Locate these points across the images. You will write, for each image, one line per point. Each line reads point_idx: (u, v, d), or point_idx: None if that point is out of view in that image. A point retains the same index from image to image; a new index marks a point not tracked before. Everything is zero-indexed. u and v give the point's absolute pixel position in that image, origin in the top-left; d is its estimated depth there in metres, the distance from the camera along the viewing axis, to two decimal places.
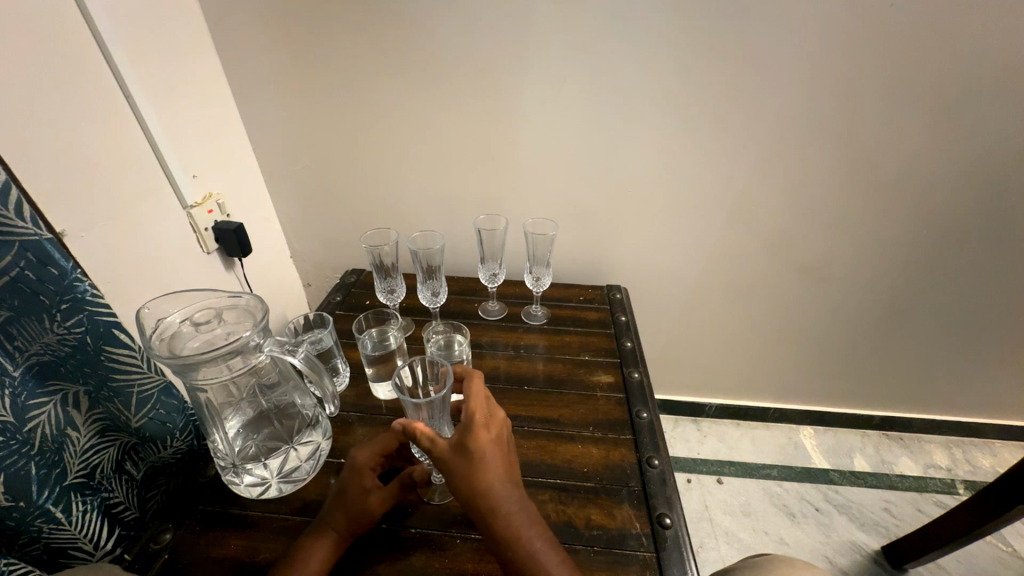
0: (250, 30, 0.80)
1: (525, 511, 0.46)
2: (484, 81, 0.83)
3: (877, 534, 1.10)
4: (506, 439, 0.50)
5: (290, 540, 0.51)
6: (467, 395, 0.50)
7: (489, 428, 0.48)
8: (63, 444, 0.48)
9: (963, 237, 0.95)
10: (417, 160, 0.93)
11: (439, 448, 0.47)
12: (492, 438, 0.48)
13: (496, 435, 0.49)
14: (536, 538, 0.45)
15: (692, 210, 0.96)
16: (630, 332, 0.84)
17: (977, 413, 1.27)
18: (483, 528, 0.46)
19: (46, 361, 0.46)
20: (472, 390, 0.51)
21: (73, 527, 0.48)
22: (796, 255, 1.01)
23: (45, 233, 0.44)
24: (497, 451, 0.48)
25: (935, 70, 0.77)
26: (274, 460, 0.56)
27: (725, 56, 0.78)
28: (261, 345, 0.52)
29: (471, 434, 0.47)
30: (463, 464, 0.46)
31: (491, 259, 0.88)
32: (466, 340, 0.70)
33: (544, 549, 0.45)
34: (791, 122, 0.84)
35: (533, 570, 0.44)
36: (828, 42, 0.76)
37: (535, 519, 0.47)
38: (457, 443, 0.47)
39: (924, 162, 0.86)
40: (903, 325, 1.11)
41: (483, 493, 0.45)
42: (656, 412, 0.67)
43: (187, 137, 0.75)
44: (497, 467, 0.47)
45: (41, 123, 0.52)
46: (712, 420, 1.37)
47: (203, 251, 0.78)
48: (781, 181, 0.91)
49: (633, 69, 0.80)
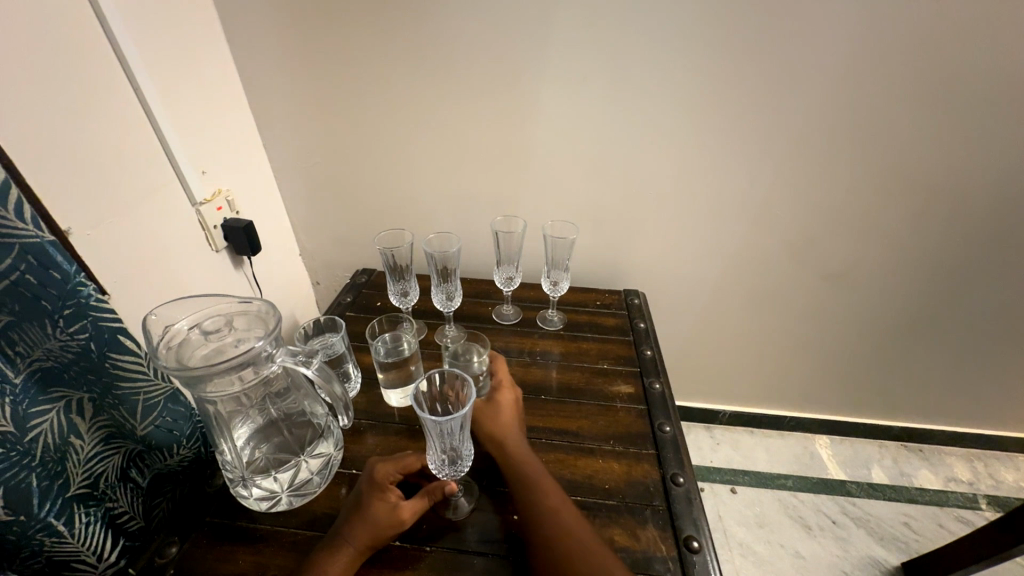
0: (261, 21, 0.77)
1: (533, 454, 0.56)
2: (503, 76, 0.80)
3: (896, 550, 1.08)
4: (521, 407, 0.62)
5: (300, 556, 0.49)
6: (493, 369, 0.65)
7: (514, 392, 0.62)
8: (65, 454, 0.46)
9: (999, 247, 0.91)
10: (431, 159, 0.90)
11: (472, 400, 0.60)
12: (511, 397, 0.61)
13: (515, 397, 0.62)
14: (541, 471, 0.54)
15: (715, 214, 0.93)
16: (650, 339, 0.81)
17: (1001, 426, 1.24)
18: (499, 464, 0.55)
19: (48, 368, 0.44)
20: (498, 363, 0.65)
21: (76, 540, 0.46)
22: (822, 262, 0.97)
23: (46, 234, 0.41)
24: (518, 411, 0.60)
25: (982, 71, 0.72)
26: (284, 473, 0.53)
27: (757, 53, 0.74)
28: (273, 355, 0.49)
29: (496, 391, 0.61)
30: (488, 410, 0.59)
31: (506, 261, 0.85)
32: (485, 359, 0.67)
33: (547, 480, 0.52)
34: (824, 124, 0.80)
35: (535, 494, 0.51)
36: (868, 40, 0.72)
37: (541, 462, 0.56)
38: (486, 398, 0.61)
39: (961, 168, 0.82)
40: (928, 335, 1.07)
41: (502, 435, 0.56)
42: (679, 425, 0.65)
43: (197, 133, 0.72)
44: (514, 421, 0.59)
45: (48, 120, 0.49)
46: (725, 428, 1.35)
47: (212, 248, 0.75)
48: (808, 185, 0.87)
49: (660, 66, 0.76)
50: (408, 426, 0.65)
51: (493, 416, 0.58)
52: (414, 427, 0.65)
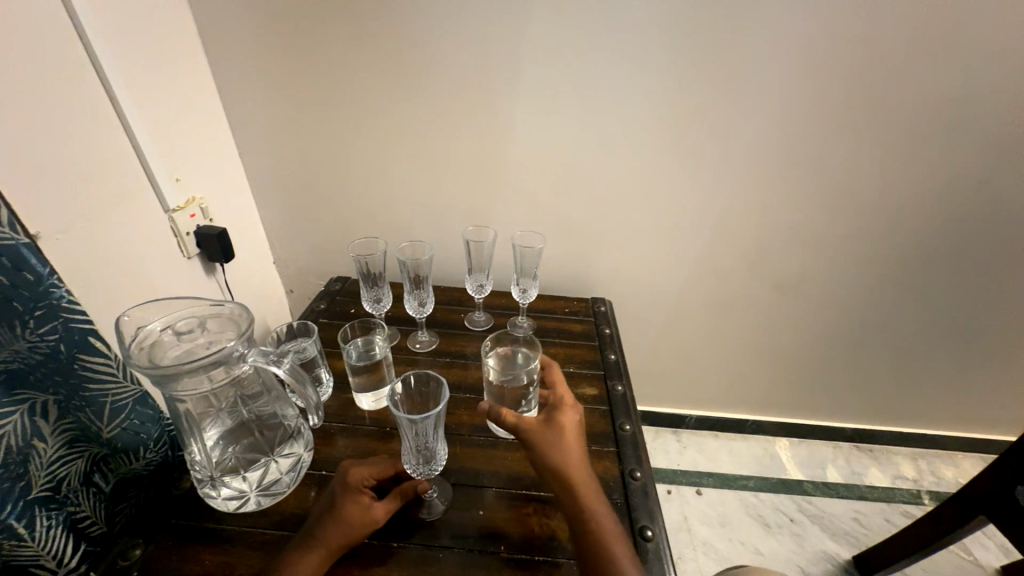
0: (240, 35, 0.79)
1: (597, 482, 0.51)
2: (476, 93, 0.84)
3: (848, 544, 1.14)
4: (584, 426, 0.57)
5: (268, 555, 0.50)
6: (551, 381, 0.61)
7: (577, 412, 0.56)
8: (28, 456, 0.46)
9: (927, 259, 1.00)
10: (406, 171, 0.93)
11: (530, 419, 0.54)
12: (575, 417, 0.56)
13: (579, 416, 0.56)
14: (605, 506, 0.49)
15: (675, 226, 0.99)
16: (614, 344, 0.86)
17: (942, 426, 1.33)
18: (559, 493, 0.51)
19: (14, 370, 0.44)
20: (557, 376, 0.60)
21: (35, 543, 0.46)
22: (773, 272, 1.04)
23: (22, 237, 0.43)
24: (584, 434, 0.55)
25: (900, 100, 0.82)
26: (254, 473, 0.55)
27: (708, 80, 0.81)
28: (245, 355, 0.51)
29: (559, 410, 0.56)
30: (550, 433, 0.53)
31: (478, 269, 0.88)
32: (533, 352, 0.68)
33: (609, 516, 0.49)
34: (770, 145, 0.87)
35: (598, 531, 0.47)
36: (804, 71, 0.80)
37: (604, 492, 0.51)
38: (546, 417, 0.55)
39: (890, 186, 0.91)
40: (872, 340, 1.15)
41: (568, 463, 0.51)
42: (639, 424, 0.69)
43: (172, 141, 0.73)
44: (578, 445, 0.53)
45: (27, 125, 0.51)
46: (691, 432, 1.40)
47: (183, 254, 0.76)
48: (758, 199, 0.94)
49: (622, 88, 0.82)
50: (379, 428, 0.66)
51: (555, 439, 0.53)
52: (385, 429, 0.66)
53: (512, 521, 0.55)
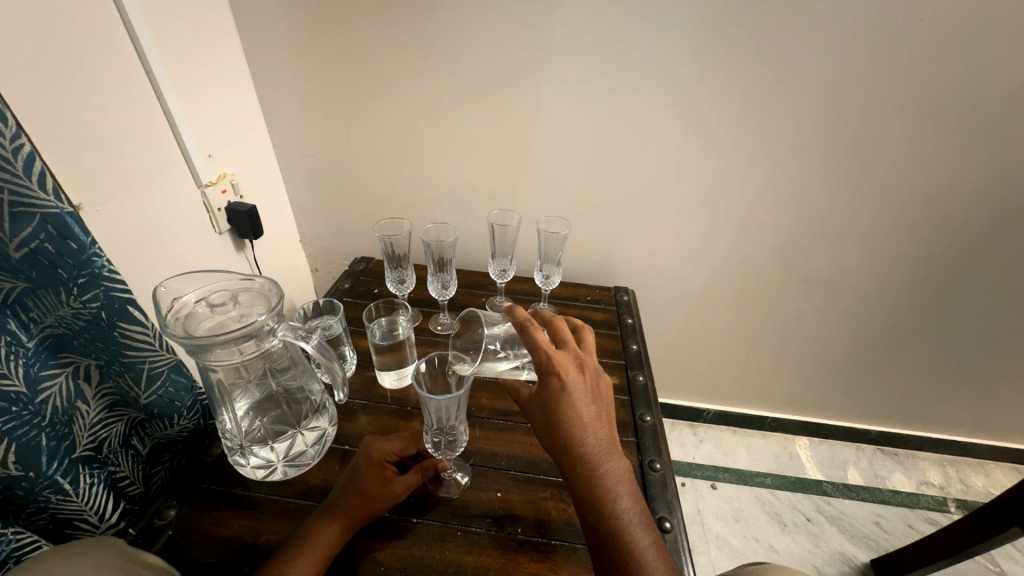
0: (270, 14, 0.79)
1: (604, 459, 0.47)
2: (505, 75, 0.82)
3: (866, 546, 1.12)
4: (586, 389, 0.50)
5: (291, 524, 0.52)
6: (531, 343, 0.50)
7: (564, 381, 0.49)
8: (73, 417, 0.48)
9: (975, 260, 0.94)
10: (431, 154, 0.93)
11: (523, 399, 0.52)
12: (563, 390, 0.49)
13: (570, 384, 0.49)
14: (613, 487, 0.46)
15: (705, 218, 0.96)
16: (636, 335, 0.85)
17: (975, 434, 1.28)
18: (564, 475, 0.49)
19: (59, 334, 0.47)
20: (536, 337, 0.51)
21: (79, 499, 0.49)
22: (806, 267, 1.00)
23: (66, 206, 0.44)
24: (581, 408, 0.48)
25: (965, 89, 0.75)
26: (281, 444, 0.57)
27: (751, 63, 0.77)
28: (274, 330, 0.52)
29: (546, 386, 0.49)
30: (543, 414, 0.50)
31: (502, 254, 0.88)
32: (478, 311, 0.60)
33: (618, 498, 0.46)
34: (812, 135, 0.83)
35: (604, 515, 0.45)
36: (857, 56, 0.74)
37: (613, 468, 0.47)
38: (537, 394, 0.50)
39: (943, 181, 0.85)
40: (909, 341, 1.10)
41: (562, 447, 0.48)
42: (659, 415, 0.68)
43: (205, 119, 0.74)
44: (571, 423, 0.48)
45: (68, 103, 0.52)
46: (708, 426, 1.39)
47: (215, 230, 0.78)
48: (795, 191, 0.90)
49: (659, 71, 0.79)
50: (401, 407, 0.67)
51: (550, 422, 0.49)
52: (406, 409, 0.67)
53: (528, 505, 0.56)
